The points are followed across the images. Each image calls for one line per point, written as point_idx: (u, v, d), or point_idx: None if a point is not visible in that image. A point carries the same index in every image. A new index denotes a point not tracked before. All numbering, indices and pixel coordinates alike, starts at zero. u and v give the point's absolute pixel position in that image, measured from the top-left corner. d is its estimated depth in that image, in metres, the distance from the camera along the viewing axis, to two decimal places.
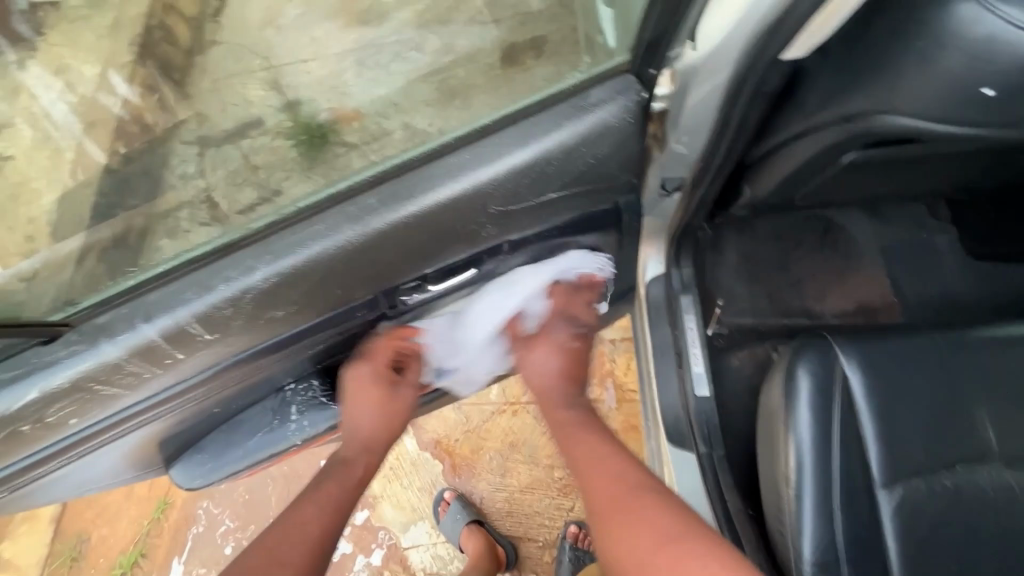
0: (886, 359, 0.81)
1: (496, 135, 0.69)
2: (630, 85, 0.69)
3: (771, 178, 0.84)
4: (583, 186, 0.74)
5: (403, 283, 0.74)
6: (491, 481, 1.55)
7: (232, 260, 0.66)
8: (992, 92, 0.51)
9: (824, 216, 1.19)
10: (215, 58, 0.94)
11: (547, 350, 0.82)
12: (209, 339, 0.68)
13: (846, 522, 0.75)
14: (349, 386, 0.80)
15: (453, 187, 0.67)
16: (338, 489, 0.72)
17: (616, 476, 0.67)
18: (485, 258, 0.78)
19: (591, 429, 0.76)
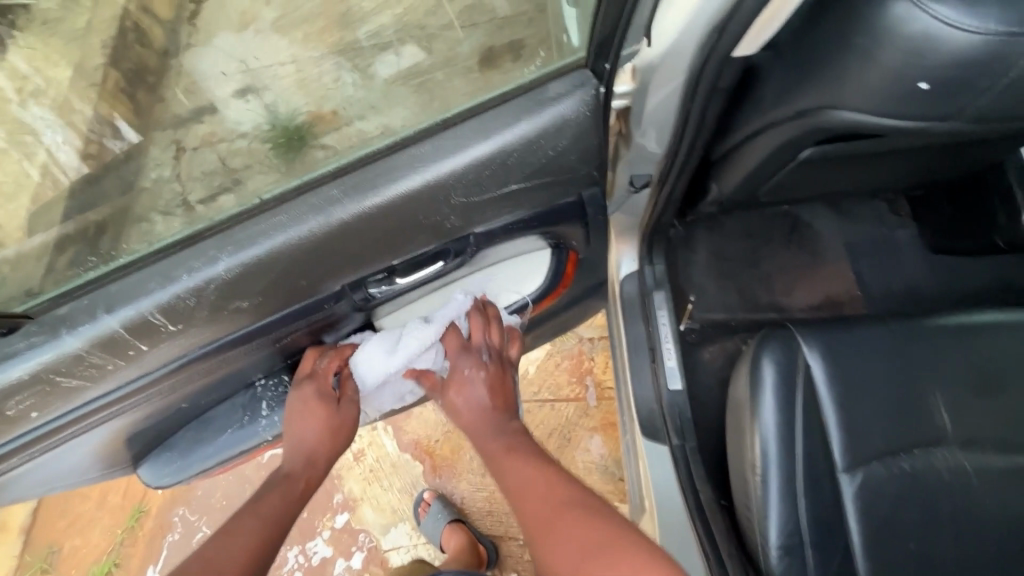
0: (847, 348, 0.84)
1: (456, 128, 0.70)
2: (587, 79, 0.72)
3: (735, 174, 0.87)
4: (544, 178, 0.75)
5: (371, 276, 0.74)
6: (472, 481, 1.55)
7: (194, 251, 0.66)
8: (926, 86, 0.54)
9: (790, 214, 1.23)
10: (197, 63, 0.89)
11: (466, 381, 0.82)
12: (172, 331, 0.67)
13: (810, 507, 0.77)
14: (296, 404, 0.80)
15: (414, 179, 0.68)
16: (276, 504, 0.72)
17: (552, 490, 0.69)
18: (453, 251, 0.77)
19: (525, 446, 0.77)
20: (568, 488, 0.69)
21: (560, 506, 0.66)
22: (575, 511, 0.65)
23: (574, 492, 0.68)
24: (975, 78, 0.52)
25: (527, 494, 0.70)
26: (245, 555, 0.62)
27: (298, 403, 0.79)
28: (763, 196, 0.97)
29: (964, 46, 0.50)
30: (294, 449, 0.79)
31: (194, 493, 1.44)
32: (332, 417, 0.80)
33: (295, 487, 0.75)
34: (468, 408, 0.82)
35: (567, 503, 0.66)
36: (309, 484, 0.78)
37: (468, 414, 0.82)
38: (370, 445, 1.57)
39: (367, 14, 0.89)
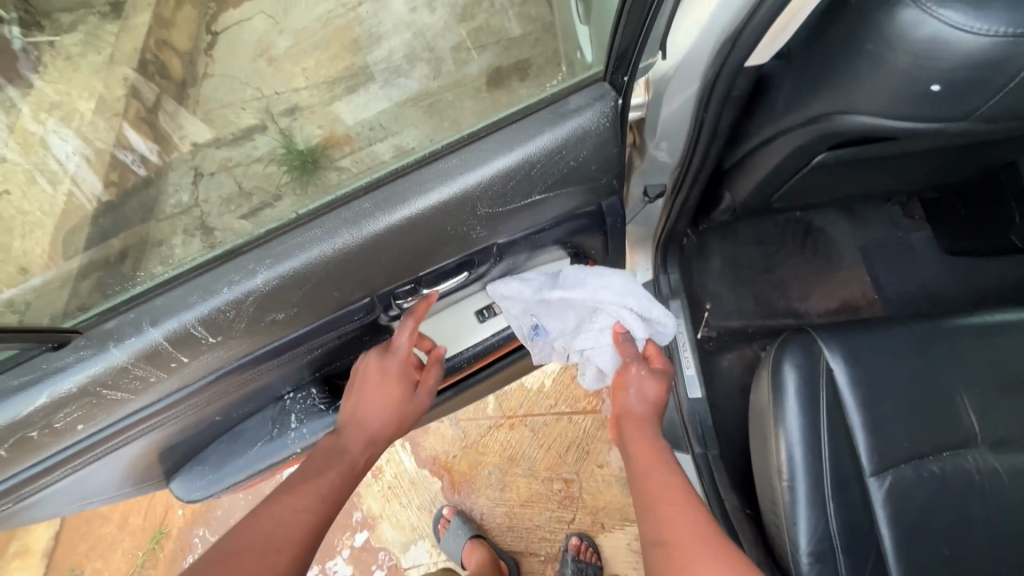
0: (867, 351, 0.83)
1: (483, 141, 0.69)
2: (606, 92, 0.68)
3: (749, 183, 0.88)
4: (566, 188, 0.74)
5: (398, 289, 0.74)
6: (491, 496, 1.54)
7: (232, 265, 0.65)
8: (938, 87, 0.55)
9: (802, 220, 1.23)
10: (218, 91, 0.91)
11: (645, 378, 0.78)
12: (212, 342, 0.66)
13: (839, 512, 0.76)
14: (371, 374, 0.76)
15: (442, 192, 0.67)
16: (332, 478, 0.67)
17: (678, 505, 0.62)
18: (477, 261, 0.77)
19: (656, 446, 0.71)
20: (698, 522, 0.60)
21: (679, 530, 0.60)
22: (700, 553, 0.57)
23: (702, 524, 0.60)
24: (987, 80, 0.53)
25: (648, 498, 0.65)
26: (287, 540, 0.58)
27: (378, 375, 0.75)
28: (776, 202, 0.98)
29: (976, 49, 0.51)
30: (350, 419, 0.74)
31: (215, 513, 1.45)
32: (404, 401, 0.76)
33: (354, 458, 0.71)
34: (633, 403, 0.77)
35: (689, 533, 0.59)
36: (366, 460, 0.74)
37: (631, 411, 0.76)
38: (388, 461, 1.57)
39: (379, 38, 0.93)
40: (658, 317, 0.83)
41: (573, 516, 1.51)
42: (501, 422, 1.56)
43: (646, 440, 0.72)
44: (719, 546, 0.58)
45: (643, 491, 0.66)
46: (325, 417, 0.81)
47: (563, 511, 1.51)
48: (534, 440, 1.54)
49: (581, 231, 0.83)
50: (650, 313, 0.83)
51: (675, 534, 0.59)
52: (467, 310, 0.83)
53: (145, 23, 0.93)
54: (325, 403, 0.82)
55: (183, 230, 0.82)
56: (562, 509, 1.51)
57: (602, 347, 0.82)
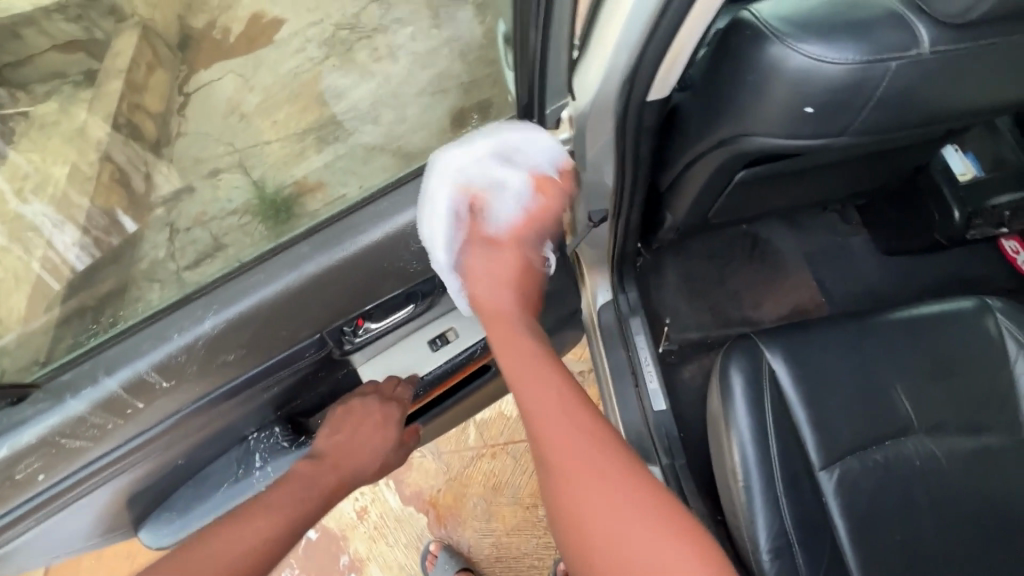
0: (809, 351, 0.88)
1: (408, 184, 0.80)
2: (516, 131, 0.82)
3: (683, 203, 0.95)
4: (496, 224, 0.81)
5: (345, 323, 0.78)
6: (478, 527, 1.54)
7: (184, 312, 0.71)
8: (812, 109, 0.62)
9: (749, 232, 1.30)
10: (189, 147, 0.96)
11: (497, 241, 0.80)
12: (166, 387, 0.70)
13: (792, 506, 0.80)
14: (372, 419, 0.82)
15: (375, 232, 0.76)
16: (305, 496, 0.70)
17: (556, 393, 0.67)
18: (422, 294, 0.82)
19: (567, 406, 0.66)
20: (607, 463, 0.61)
21: (557, 426, 0.64)
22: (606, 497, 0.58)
23: (609, 461, 0.61)
24: (849, 101, 0.60)
25: (560, 457, 0.62)
26: (246, 561, 0.59)
27: (376, 420, 0.82)
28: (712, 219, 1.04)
29: (837, 74, 0.58)
30: (344, 455, 0.79)
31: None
32: (386, 446, 0.83)
33: (328, 486, 0.74)
34: (490, 271, 0.79)
35: (597, 477, 0.60)
36: (345, 483, 0.77)
37: (485, 291, 0.79)
38: (373, 501, 1.57)
39: (344, 90, 1.01)
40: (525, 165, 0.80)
41: None
42: (483, 452, 1.58)
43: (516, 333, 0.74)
44: (631, 486, 0.59)
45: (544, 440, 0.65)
46: (288, 453, 0.83)
47: (550, 536, 1.52)
48: (517, 467, 1.56)
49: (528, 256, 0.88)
50: (518, 145, 0.79)
51: (583, 484, 0.60)
52: (421, 339, 0.86)
53: (117, 89, 0.91)
54: (288, 440, 0.83)
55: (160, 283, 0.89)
56: (548, 534, 1.52)
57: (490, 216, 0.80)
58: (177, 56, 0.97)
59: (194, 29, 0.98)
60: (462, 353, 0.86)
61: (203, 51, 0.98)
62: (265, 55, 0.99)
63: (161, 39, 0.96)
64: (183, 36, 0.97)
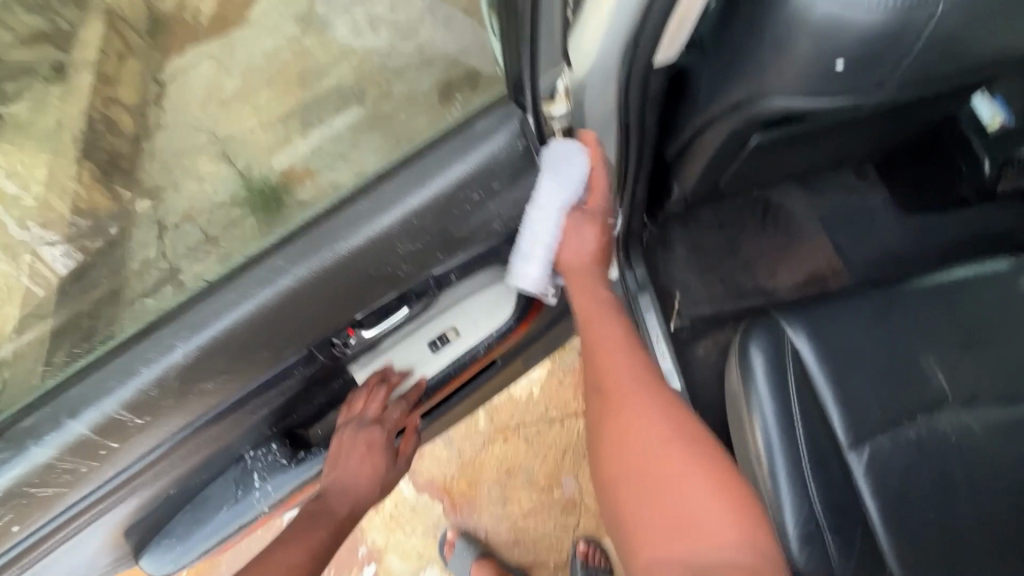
0: (833, 326, 0.83)
1: (392, 180, 0.70)
2: (512, 112, 0.69)
3: (692, 173, 0.89)
4: (490, 217, 0.72)
5: (334, 334, 0.71)
6: (494, 512, 1.53)
7: (153, 341, 0.65)
8: (842, 65, 0.55)
9: (760, 197, 1.23)
10: (174, 141, 0.89)
11: (580, 226, 0.73)
12: (141, 423, 0.65)
13: (822, 490, 0.76)
14: (360, 447, 0.79)
15: (356, 237, 0.67)
16: (317, 535, 0.74)
17: (624, 353, 0.69)
18: (415, 297, 0.75)
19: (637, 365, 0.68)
20: (672, 426, 0.61)
21: (621, 373, 0.67)
22: (660, 443, 0.60)
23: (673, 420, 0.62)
24: (885, 53, 0.53)
25: (618, 390, 0.65)
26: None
27: (366, 445, 0.80)
28: (723, 186, 0.97)
29: (871, 23, 0.51)
30: (346, 486, 0.80)
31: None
32: (383, 467, 0.82)
33: (337, 517, 0.78)
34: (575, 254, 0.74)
35: (659, 436, 0.61)
36: (355, 510, 0.80)
37: (569, 257, 0.74)
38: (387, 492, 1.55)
39: (325, 67, 0.91)
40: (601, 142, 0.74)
41: (578, 520, 1.51)
42: (495, 437, 1.55)
43: (595, 292, 0.74)
44: (689, 442, 0.60)
45: (600, 378, 0.68)
46: (288, 471, 0.81)
47: (567, 517, 1.50)
48: (530, 450, 1.54)
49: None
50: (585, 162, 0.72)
51: (634, 417, 0.62)
52: (420, 339, 0.80)
53: (88, 84, 0.91)
54: (288, 457, 0.81)
55: (150, 287, 0.79)
56: (566, 516, 1.51)
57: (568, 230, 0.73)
58: (147, 41, 0.95)
59: (164, 13, 0.96)
60: (465, 353, 0.82)
61: (177, 39, 0.95)
62: (239, 36, 0.94)
63: (130, 28, 0.95)
64: (151, 21, 0.95)
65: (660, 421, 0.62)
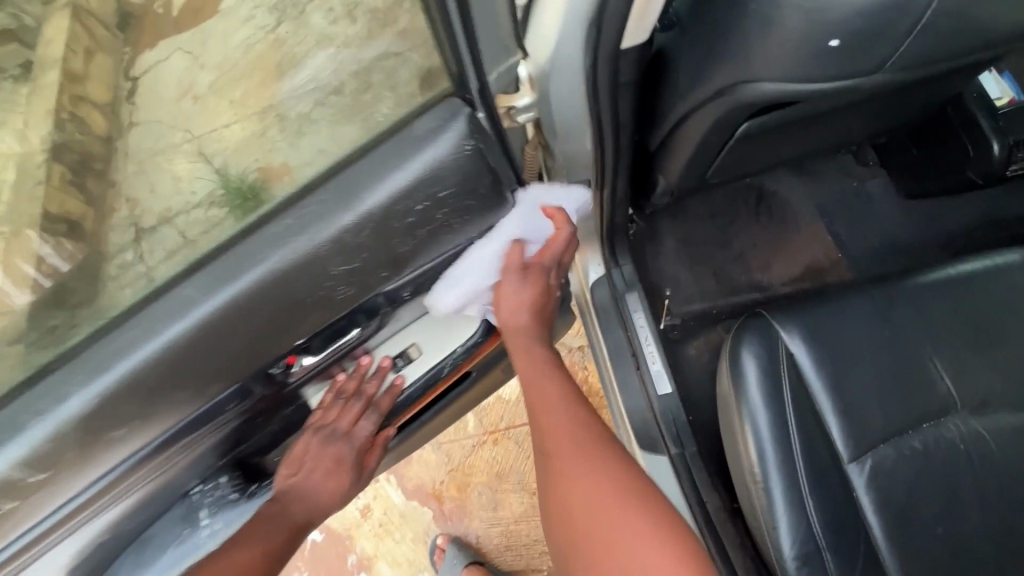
0: (831, 327, 0.77)
1: (318, 192, 0.64)
2: (456, 109, 0.65)
3: (677, 163, 0.82)
4: (433, 226, 0.69)
5: (273, 365, 0.68)
6: (484, 517, 1.48)
7: (57, 380, 0.60)
8: (837, 41, 0.49)
9: (752, 185, 1.16)
10: (147, 139, 0.62)
11: (519, 284, 0.75)
12: (41, 479, 0.61)
13: (821, 507, 0.70)
14: (327, 461, 0.78)
15: (282, 257, 0.63)
16: (274, 539, 0.71)
17: (562, 408, 0.70)
18: (365, 317, 0.73)
19: (567, 411, 0.70)
20: (611, 472, 0.62)
21: (559, 429, 0.68)
22: (599, 489, 0.60)
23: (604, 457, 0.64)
24: (886, 28, 0.47)
25: (558, 447, 0.66)
26: None
27: (335, 457, 0.78)
28: (712, 176, 0.91)
29: None
30: (305, 495, 0.77)
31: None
32: (347, 482, 0.80)
33: (293, 523, 0.75)
34: (512, 311, 0.76)
35: (597, 485, 0.61)
36: (311, 519, 0.78)
37: (507, 321, 0.77)
38: (376, 498, 1.50)
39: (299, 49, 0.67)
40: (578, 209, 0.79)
41: None
42: (484, 439, 1.50)
43: (534, 347, 0.77)
44: (624, 480, 0.61)
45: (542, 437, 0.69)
46: (235, 508, 0.78)
47: None
48: (520, 452, 1.48)
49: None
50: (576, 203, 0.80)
51: (576, 473, 0.63)
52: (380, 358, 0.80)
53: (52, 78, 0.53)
54: (237, 491, 0.79)
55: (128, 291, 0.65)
56: None
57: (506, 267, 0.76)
58: (118, 36, 0.56)
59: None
60: (426, 375, 0.81)
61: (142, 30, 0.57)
62: (214, 27, 0.59)
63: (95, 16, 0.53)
64: (119, 8, 0.54)
65: (599, 471, 0.62)
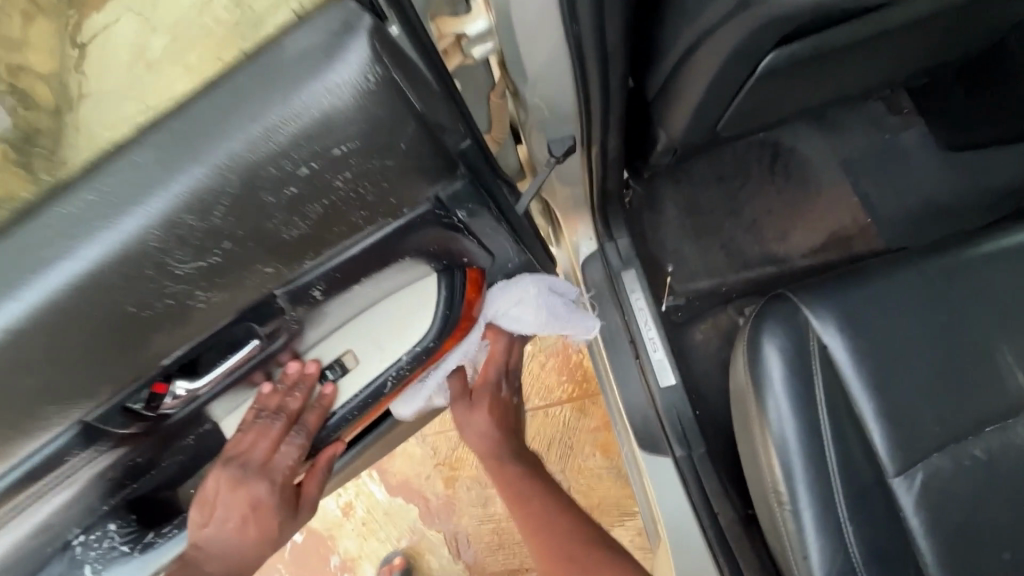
0: (874, 313, 0.63)
1: (136, 147, 0.40)
2: (353, 18, 0.41)
3: (683, 112, 0.68)
4: (336, 200, 0.45)
5: (132, 398, 0.47)
6: (474, 514, 1.20)
7: None
8: None
9: (767, 140, 1.00)
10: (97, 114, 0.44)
11: (465, 413, 0.87)
12: None
13: (860, 534, 0.58)
14: (244, 503, 0.66)
15: (88, 254, 0.39)
16: None
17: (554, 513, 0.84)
18: (258, 324, 0.50)
19: (550, 505, 0.85)
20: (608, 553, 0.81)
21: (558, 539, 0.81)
22: None
23: (579, 537, 0.82)
24: None
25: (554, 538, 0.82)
26: None
27: (253, 497, 0.66)
28: (724, 130, 0.75)
29: None
30: (226, 550, 0.66)
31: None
32: (274, 529, 0.69)
33: None
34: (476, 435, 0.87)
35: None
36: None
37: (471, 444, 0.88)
38: (356, 494, 1.22)
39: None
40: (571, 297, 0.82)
41: None
42: None
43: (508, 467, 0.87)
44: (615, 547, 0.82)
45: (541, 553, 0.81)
46: (125, 564, 0.63)
47: None
48: None
49: (467, 249, 0.61)
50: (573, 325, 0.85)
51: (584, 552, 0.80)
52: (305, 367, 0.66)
53: None
54: (127, 545, 0.63)
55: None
56: None
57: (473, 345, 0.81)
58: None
59: None
60: (366, 390, 0.68)
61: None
62: None
63: None
64: None
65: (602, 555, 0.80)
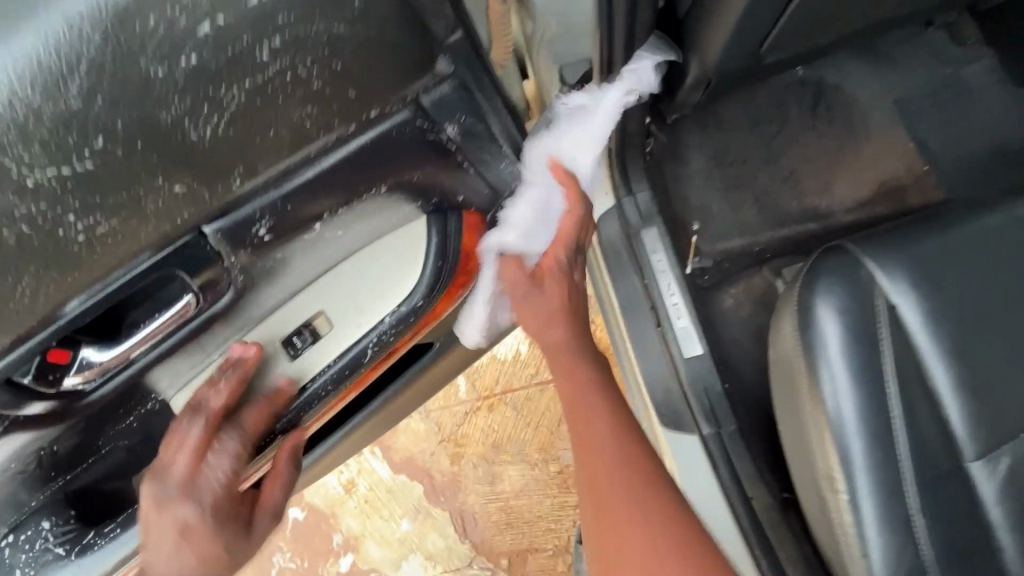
0: (954, 266, 0.52)
1: None
2: None
3: (725, 27, 0.56)
4: (261, 86, 0.39)
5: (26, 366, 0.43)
6: (481, 491, 1.13)
7: None
8: None
9: (808, 78, 0.88)
10: None
11: (535, 297, 0.60)
12: None
13: (931, 528, 0.48)
14: (170, 530, 0.53)
15: None
16: None
17: (616, 464, 0.52)
18: (188, 273, 0.45)
19: (622, 473, 0.52)
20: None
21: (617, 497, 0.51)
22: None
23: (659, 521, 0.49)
24: None
25: (611, 524, 0.50)
26: None
27: (177, 522, 0.53)
28: (766, 52, 0.64)
29: None
30: None
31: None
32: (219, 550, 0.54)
33: None
34: (538, 308, 0.59)
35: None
36: None
37: (544, 339, 0.59)
38: (358, 472, 1.15)
39: None
40: (534, 196, 0.62)
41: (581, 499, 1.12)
42: (478, 406, 1.14)
43: (574, 375, 0.57)
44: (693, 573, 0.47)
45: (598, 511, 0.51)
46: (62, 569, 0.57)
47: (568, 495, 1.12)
48: (522, 419, 1.13)
49: (445, 184, 0.57)
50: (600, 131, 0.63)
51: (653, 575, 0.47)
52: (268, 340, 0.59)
53: None
54: (62, 545, 0.57)
55: None
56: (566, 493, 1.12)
57: (530, 236, 0.63)
58: None
59: None
60: (342, 359, 0.61)
61: None
62: None
63: None
64: None
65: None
